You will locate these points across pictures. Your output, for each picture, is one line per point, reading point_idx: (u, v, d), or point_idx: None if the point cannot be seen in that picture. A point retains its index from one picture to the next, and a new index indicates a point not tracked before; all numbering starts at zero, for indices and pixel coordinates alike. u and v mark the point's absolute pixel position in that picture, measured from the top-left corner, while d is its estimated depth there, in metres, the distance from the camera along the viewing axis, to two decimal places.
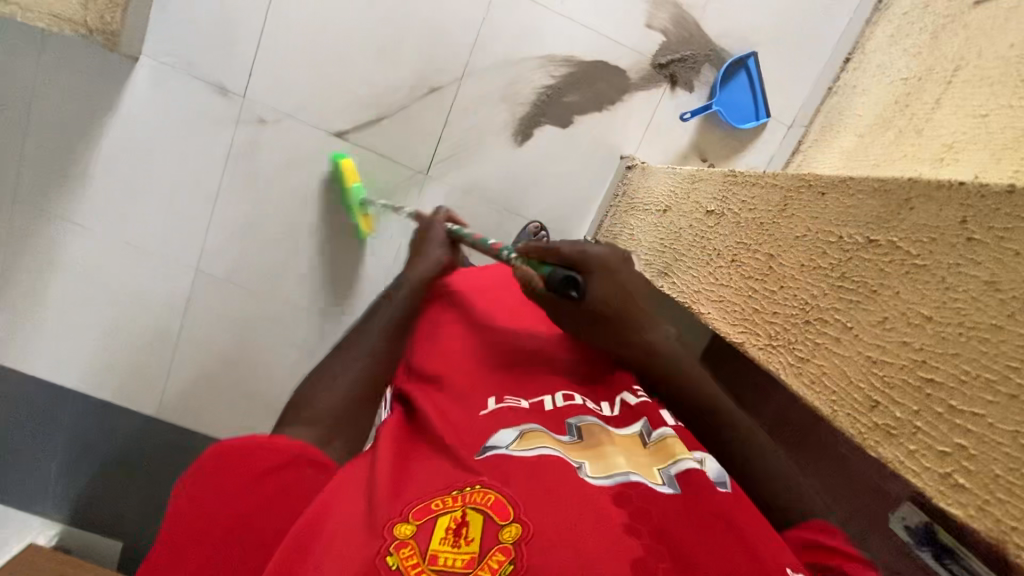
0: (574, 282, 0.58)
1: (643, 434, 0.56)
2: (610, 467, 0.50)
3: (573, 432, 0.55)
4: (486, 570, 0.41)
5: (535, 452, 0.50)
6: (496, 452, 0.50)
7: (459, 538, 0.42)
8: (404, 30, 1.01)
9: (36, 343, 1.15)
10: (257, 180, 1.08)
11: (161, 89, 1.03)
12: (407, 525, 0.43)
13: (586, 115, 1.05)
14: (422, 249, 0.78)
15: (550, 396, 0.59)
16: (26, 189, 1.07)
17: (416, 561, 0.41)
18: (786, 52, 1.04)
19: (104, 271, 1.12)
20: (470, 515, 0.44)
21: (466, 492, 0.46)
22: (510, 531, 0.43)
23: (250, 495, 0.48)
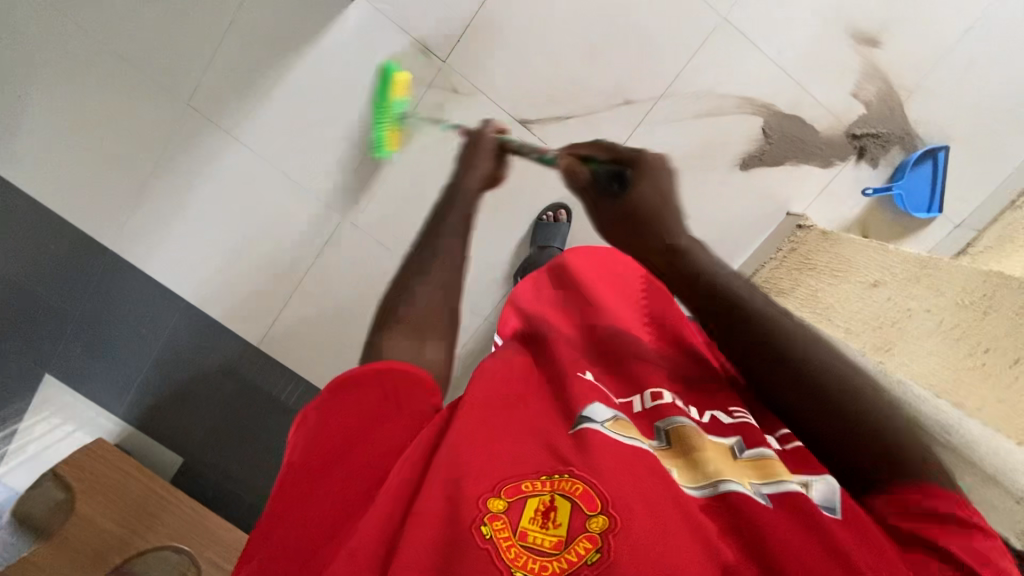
0: (618, 174, 0.71)
1: (734, 449, 0.52)
2: (704, 476, 0.48)
3: (661, 437, 0.53)
4: (572, 556, 0.39)
5: (625, 440, 0.49)
6: (592, 426, 0.49)
7: (548, 520, 0.41)
8: (620, 37, 1.01)
9: (163, 243, 1.15)
10: (428, 144, 1.08)
11: (365, 33, 1.03)
12: (499, 498, 0.42)
13: (766, 165, 1.06)
14: (473, 161, 0.85)
15: (639, 398, 0.58)
16: (202, 97, 1.07)
17: (507, 535, 0.40)
18: (976, 153, 1.04)
19: (250, 193, 1.12)
20: (559, 503, 0.42)
21: (554, 478, 0.43)
22: (599, 521, 0.41)
23: (356, 434, 0.48)
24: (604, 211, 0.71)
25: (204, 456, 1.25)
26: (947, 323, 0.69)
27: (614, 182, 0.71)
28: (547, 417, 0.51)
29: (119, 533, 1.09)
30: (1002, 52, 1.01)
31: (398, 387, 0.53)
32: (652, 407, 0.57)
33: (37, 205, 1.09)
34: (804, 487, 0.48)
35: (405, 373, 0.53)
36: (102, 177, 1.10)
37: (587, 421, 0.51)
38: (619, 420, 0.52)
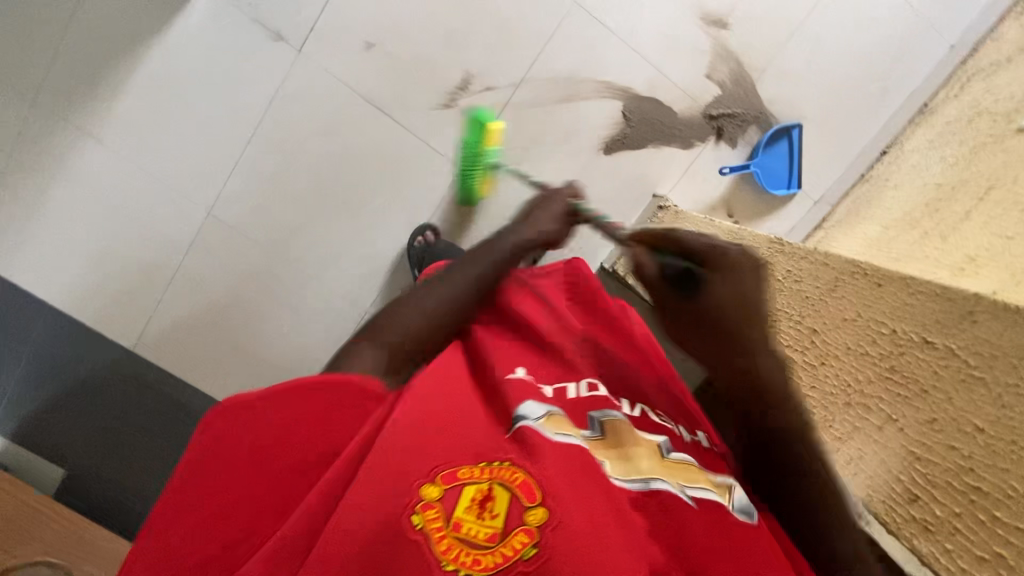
0: (691, 272, 0.60)
1: (660, 448, 0.52)
2: (636, 469, 0.48)
3: (595, 427, 0.51)
4: (508, 550, 0.39)
5: (565, 439, 0.47)
6: (528, 424, 0.48)
7: (484, 510, 0.41)
8: (474, 22, 1.01)
9: (23, 247, 1.10)
10: (292, 135, 1.06)
11: (216, 24, 1.01)
12: (432, 485, 0.42)
13: (629, 148, 1.07)
14: (532, 220, 0.74)
15: (574, 385, 0.56)
16: (51, 91, 1.03)
17: (439, 526, 0.39)
18: (827, 131, 1.08)
19: (112, 191, 1.08)
20: (498, 492, 0.42)
21: (494, 466, 0.44)
22: (536, 513, 0.41)
23: (283, 437, 0.46)
24: (680, 321, 0.60)
25: (87, 467, 1.20)
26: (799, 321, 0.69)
27: (685, 281, 0.60)
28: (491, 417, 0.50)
29: None
30: (846, 32, 1.04)
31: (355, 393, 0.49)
32: (588, 396, 0.55)
33: None
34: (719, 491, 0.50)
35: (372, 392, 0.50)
36: None
37: (522, 419, 0.49)
38: (554, 416, 0.50)
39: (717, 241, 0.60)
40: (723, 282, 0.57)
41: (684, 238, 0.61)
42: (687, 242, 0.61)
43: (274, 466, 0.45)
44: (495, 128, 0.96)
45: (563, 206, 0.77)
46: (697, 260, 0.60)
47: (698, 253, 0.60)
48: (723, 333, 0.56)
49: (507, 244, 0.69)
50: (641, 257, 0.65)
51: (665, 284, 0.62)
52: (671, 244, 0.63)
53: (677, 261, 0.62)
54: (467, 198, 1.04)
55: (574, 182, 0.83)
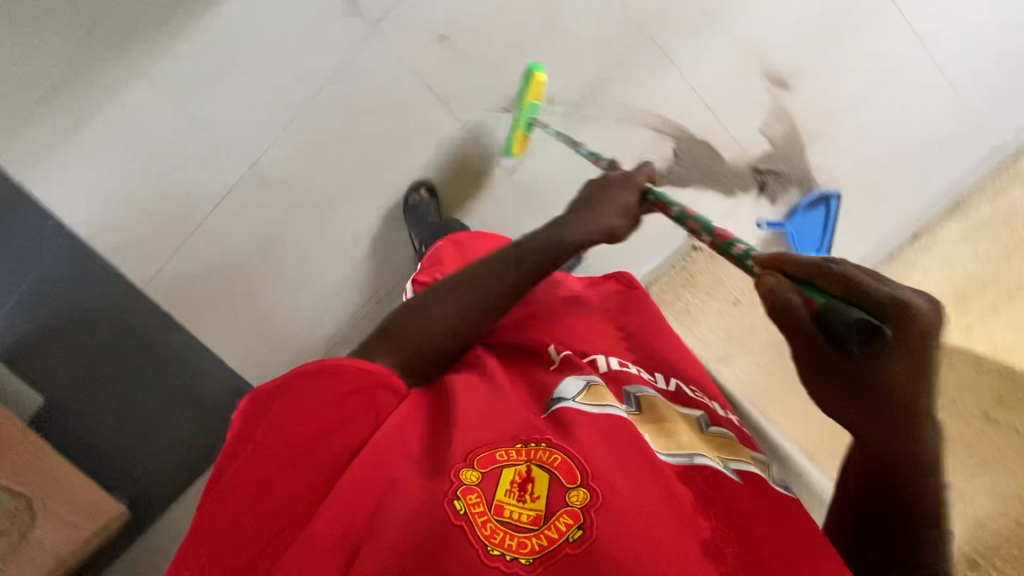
0: (874, 331, 0.42)
1: (699, 422, 0.62)
2: (678, 444, 0.56)
3: (632, 401, 0.61)
4: (552, 532, 0.46)
5: (606, 411, 0.55)
6: (568, 404, 0.55)
7: (526, 493, 0.48)
8: (547, 36, 1.03)
9: (53, 169, 1.08)
10: (348, 109, 1.07)
11: None
12: (473, 469, 0.49)
13: (673, 184, 1.08)
14: (598, 208, 0.75)
15: (605, 359, 0.66)
16: (116, 21, 1.02)
17: (482, 511, 0.47)
18: (867, 205, 1.10)
19: (154, 130, 1.07)
20: (537, 475, 0.49)
21: (531, 449, 0.51)
22: (578, 495, 0.47)
23: (317, 429, 0.51)
24: (824, 364, 0.45)
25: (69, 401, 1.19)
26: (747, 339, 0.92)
27: (858, 340, 0.42)
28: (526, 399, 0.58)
29: None
30: (897, 114, 1.07)
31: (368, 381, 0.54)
32: (615, 370, 0.65)
33: None
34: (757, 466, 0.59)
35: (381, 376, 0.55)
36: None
37: (559, 401, 0.57)
38: (594, 388, 0.58)
39: (818, 257, 0.47)
40: (901, 358, 0.42)
41: (852, 277, 0.44)
42: (861, 288, 0.43)
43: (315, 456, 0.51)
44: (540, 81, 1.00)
45: (636, 197, 0.76)
46: (882, 315, 0.42)
47: (878, 305, 0.43)
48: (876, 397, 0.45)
49: (573, 238, 0.71)
50: (778, 288, 0.47)
51: (815, 328, 0.45)
52: (830, 281, 0.45)
53: (850, 306, 0.43)
54: (506, 152, 1.08)
55: (647, 165, 0.81)
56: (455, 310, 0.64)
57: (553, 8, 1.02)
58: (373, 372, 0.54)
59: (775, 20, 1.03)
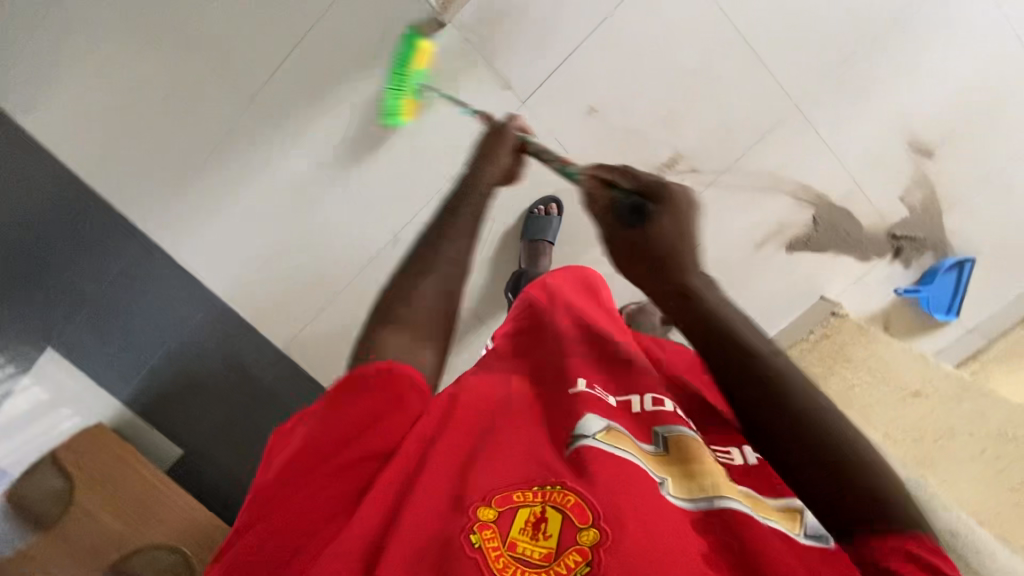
0: (642, 207, 0.63)
1: (768, 500, 0.49)
2: (702, 487, 0.47)
3: (660, 442, 0.52)
4: (562, 569, 0.40)
5: (614, 452, 0.48)
6: (588, 443, 0.49)
7: (538, 531, 0.42)
8: (696, 110, 1.04)
9: (199, 235, 1.11)
10: (494, 178, 1.10)
11: (450, 63, 1.02)
12: (488, 508, 0.44)
13: (810, 250, 1.12)
14: (494, 153, 0.79)
15: (638, 399, 0.57)
16: (268, 93, 1.04)
17: (496, 545, 0.41)
18: (998, 270, 1.13)
19: (300, 197, 1.11)
20: (550, 514, 0.43)
21: (548, 490, 0.45)
22: (588, 534, 0.42)
23: (344, 444, 0.48)
24: (627, 242, 0.62)
25: (205, 450, 1.20)
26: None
27: (637, 215, 0.63)
28: (548, 431, 0.52)
29: (124, 529, 1.03)
30: None
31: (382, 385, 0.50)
32: (652, 411, 0.56)
33: (78, 183, 1.04)
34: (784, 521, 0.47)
35: (397, 371, 0.51)
36: (149, 158, 1.06)
37: (581, 437, 0.50)
38: (613, 430, 0.52)
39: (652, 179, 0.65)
40: (672, 222, 0.60)
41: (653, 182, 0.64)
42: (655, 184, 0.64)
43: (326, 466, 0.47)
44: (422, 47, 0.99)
45: (516, 138, 0.82)
46: (653, 195, 0.63)
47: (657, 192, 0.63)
48: (669, 260, 0.58)
49: (484, 181, 0.74)
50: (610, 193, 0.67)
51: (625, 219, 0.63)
52: (660, 189, 0.63)
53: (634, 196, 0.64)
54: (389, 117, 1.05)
55: (519, 120, 0.88)
56: (443, 278, 0.63)
57: (706, 82, 1.03)
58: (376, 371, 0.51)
59: (924, 90, 1.03)
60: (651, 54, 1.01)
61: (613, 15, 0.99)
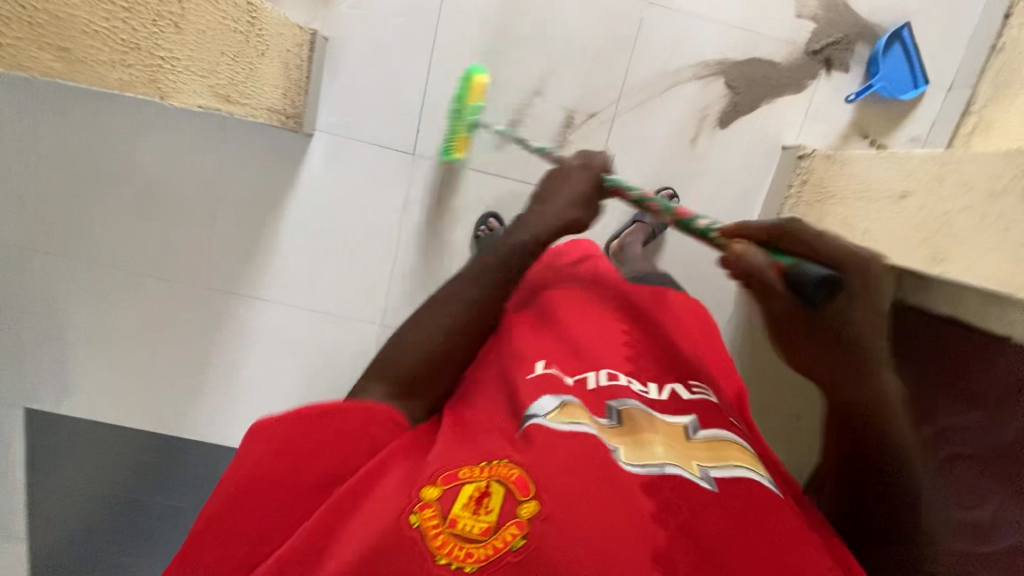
0: (832, 285, 0.52)
1: (687, 429, 0.56)
2: (651, 455, 0.51)
3: (613, 416, 0.56)
4: (497, 543, 0.43)
5: (570, 428, 0.52)
6: (535, 422, 0.52)
7: (480, 506, 0.45)
8: (561, 62, 1.03)
9: (235, 416, 1.21)
10: (428, 228, 1.11)
11: (335, 159, 1.07)
12: (433, 487, 0.47)
13: (744, 114, 1.06)
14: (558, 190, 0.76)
15: (594, 374, 0.61)
16: (217, 275, 1.13)
17: (435, 523, 0.44)
18: (936, 17, 1.04)
19: (289, 341, 1.17)
20: (494, 488, 0.46)
21: (494, 466, 0.48)
22: (529, 507, 0.45)
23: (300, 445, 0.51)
24: (780, 314, 0.55)
25: None
26: (1006, 220, 0.61)
27: (819, 295, 0.52)
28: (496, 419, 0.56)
29: None
30: None
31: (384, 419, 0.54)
32: (605, 385, 0.60)
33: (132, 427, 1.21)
34: (756, 470, 0.53)
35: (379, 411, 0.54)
36: (166, 379, 1.19)
37: (531, 418, 0.53)
38: (564, 408, 0.55)
39: (788, 222, 0.55)
40: (860, 311, 0.51)
41: (820, 244, 0.53)
42: (830, 256, 0.52)
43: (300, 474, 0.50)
44: (478, 83, 1.00)
45: (589, 182, 0.75)
46: (836, 273, 0.52)
47: (840, 267, 0.52)
48: (856, 347, 0.52)
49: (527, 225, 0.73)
50: (747, 254, 0.55)
51: (788, 288, 0.53)
52: (798, 247, 0.53)
53: (809, 265, 0.53)
54: (446, 154, 1.04)
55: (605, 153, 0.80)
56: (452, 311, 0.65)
57: (553, 34, 1.02)
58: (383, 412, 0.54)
59: None
60: (490, 45, 1.02)
61: (438, 36, 1.02)
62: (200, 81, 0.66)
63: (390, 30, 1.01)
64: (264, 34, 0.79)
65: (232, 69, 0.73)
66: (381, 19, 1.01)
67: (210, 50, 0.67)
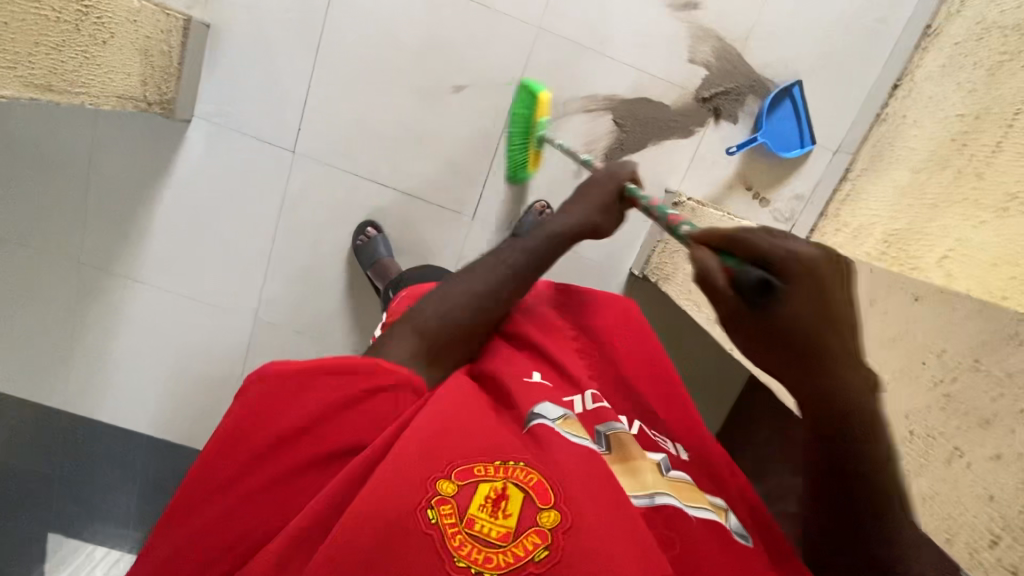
0: (769, 287, 0.42)
1: (660, 466, 0.52)
2: (642, 484, 0.49)
3: (603, 442, 0.52)
4: (520, 550, 0.40)
5: (577, 441, 0.50)
6: (542, 423, 0.51)
7: (498, 509, 0.42)
8: (448, 78, 1.02)
9: (107, 391, 1.21)
10: (309, 227, 1.11)
11: (214, 148, 1.05)
12: (449, 481, 0.43)
13: (629, 152, 1.05)
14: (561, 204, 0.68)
15: (580, 397, 0.57)
16: (91, 251, 1.12)
17: (454, 521, 0.41)
18: (830, 77, 1.03)
19: (164, 323, 1.17)
20: (511, 491, 0.43)
21: (511, 467, 0.45)
22: (549, 516, 0.42)
23: (263, 430, 0.46)
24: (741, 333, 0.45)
25: None
26: (942, 384, 0.52)
27: (757, 295, 0.42)
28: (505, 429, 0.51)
29: None
30: None
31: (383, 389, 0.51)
32: (594, 408, 0.56)
33: None
34: (716, 511, 0.50)
35: (382, 384, 0.50)
36: (34, 348, 1.17)
37: (538, 418, 0.52)
38: (568, 418, 0.53)
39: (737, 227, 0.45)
40: (790, 306, 0.41)
41: (756, 241, 0.43)
42: (761, 248, 0.43)
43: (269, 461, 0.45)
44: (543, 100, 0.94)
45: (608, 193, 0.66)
46: (773, 268, 0.42)
47: (774, 261, 0.42)
48: (818, 358, 0.41)
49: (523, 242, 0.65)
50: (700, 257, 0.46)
51: (733, 295, 0.43)
52: (739, 246, 0.44)
53: (751, 270, 0.43)
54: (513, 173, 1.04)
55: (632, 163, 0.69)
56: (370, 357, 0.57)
57: (441, 49, 1.01)
58: (367, 371, 0.50)
59: None
60: (376, 51, 1.01)
61: (323, 37, 1.00)
62: (6, 75, 0.62)
63: (274, 23, 0.99)
64: (105, 20, 0.77)
65: (53, 58, 0.70)
66: (265, 11, 0.98)
67: (22, 40, 0.63)
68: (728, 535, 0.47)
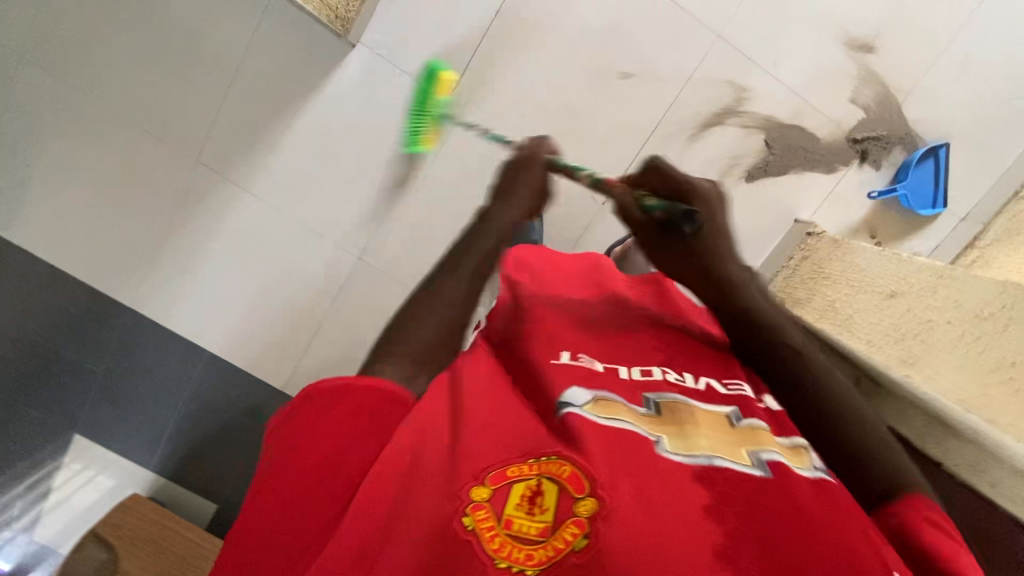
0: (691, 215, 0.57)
1: (728, 417, 0.49)
2: (692, 445, 0.45)
3: (651, 406, 0.48)
4: (559, 543, 0.37)
5: (611, 422, 0.45)
6: (569, 412, 0.45)
7: (534, 505, 0.38)
8: (620, 64, 1.03)
9: (179, 299, 1.15)
10: (440, 178, 1.09)
11: (371, 79, 1.04)
12: (482, 486, 0.39)
13: (772, 175, 1.07)
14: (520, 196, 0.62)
15: (626, 366, 0.53)
16: (211, 152, 1.08)
17: (491, 526, 0.37)
18: (974, 149, 1.07)
19: (261, 241, 1.13)
20: (547, 485, 0.39)
21: (543, 460, 0.41)
22: (586, 504, 0.39)
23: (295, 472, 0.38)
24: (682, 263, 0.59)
25: (237, 502, 1.22)
26: None
27: (685, 222, 0.58)
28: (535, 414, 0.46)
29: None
30: (991, 49, 1.03)
31: (388, 402, 0.42)
32: (641, 378, 0.52)
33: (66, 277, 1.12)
34: (790, 455, 0.47)
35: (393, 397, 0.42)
36: (117, 238, 1.11)
37: (567, 406, 0.46)
38: (602, 399, 0.47)
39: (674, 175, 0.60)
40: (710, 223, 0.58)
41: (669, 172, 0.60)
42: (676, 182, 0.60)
43: (305, 494, 0.38)
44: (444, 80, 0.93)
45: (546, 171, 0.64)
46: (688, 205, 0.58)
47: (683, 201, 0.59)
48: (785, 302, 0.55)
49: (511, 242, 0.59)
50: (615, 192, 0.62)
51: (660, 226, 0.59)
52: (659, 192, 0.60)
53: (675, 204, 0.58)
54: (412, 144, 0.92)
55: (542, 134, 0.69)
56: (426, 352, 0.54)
57: (621, 33, 1.01)
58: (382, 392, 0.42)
59: None
60: (558, 22, 1.01)
61: None
62: None
63: None
64: None
65: None
66: None
67: None
68: (803, 477, 0.44)
